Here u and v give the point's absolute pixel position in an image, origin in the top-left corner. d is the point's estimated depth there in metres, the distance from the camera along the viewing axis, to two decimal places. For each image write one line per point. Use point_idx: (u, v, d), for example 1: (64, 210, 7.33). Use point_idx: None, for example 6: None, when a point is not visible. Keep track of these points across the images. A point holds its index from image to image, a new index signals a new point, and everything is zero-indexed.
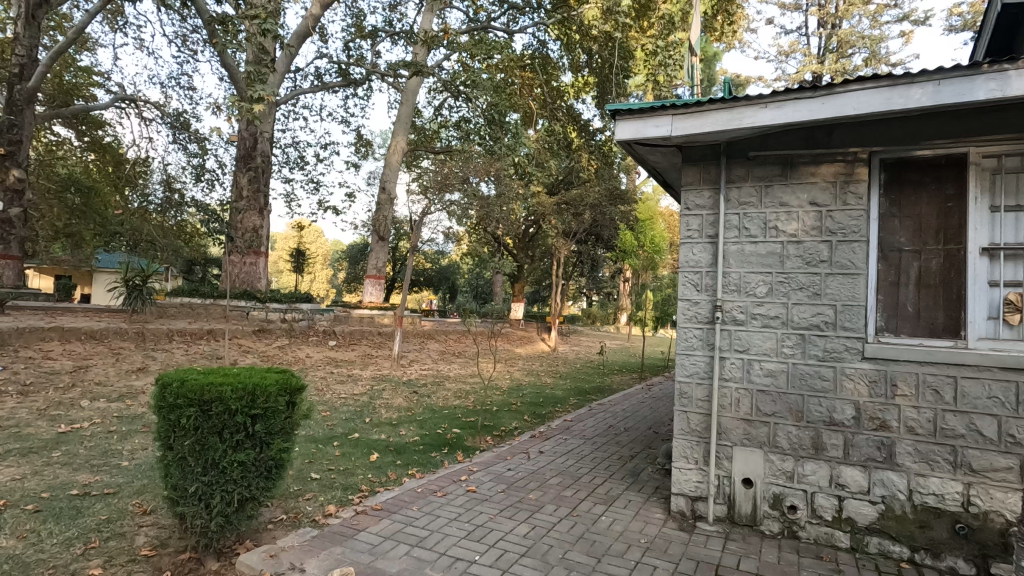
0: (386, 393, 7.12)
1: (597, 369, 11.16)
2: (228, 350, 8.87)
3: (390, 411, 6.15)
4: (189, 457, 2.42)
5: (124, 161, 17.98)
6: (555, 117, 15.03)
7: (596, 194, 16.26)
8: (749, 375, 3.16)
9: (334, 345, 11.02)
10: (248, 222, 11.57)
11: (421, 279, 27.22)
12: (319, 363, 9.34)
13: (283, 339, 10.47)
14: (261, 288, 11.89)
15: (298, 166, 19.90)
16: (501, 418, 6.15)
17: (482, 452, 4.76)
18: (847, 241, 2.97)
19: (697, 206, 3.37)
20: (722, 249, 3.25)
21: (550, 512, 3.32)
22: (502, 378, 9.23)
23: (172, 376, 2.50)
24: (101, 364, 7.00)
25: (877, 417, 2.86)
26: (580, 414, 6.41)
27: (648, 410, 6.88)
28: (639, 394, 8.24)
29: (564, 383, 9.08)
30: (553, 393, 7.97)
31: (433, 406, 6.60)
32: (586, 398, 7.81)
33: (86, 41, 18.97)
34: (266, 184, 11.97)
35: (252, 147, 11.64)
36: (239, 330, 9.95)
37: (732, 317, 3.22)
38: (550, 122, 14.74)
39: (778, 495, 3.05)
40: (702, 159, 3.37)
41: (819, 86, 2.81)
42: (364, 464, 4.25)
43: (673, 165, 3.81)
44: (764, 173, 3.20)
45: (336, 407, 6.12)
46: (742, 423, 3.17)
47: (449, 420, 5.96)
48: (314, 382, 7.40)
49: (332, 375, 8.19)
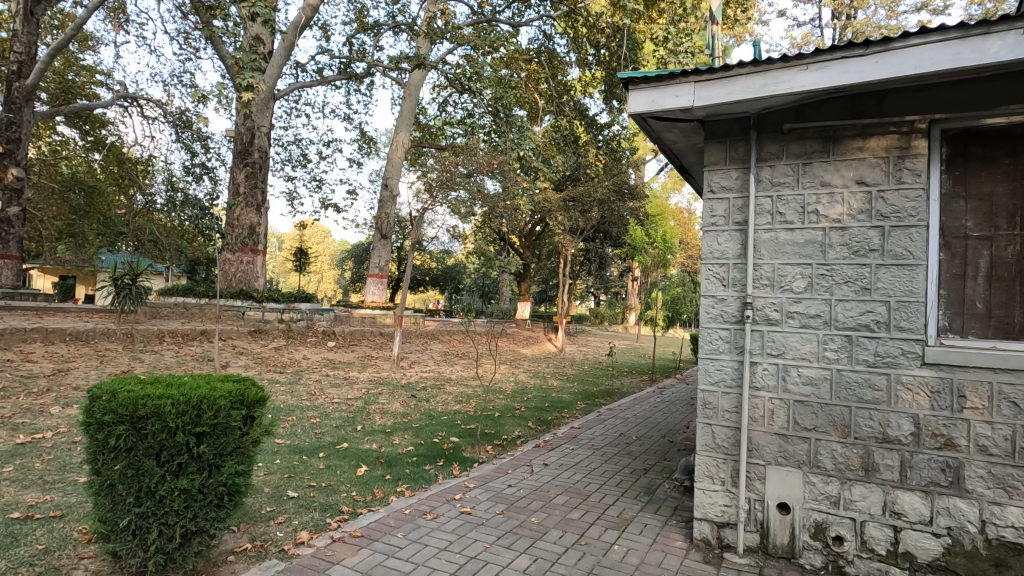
0: (382, 397, 6.73)
1: (606, 371, 10.73)
2: (221, 352, 8.51)
3: (385, 418, 5.76)
4: (120, 484, 2.03)
5: (126, 160, 17.76)
6: (562, 112, 14.59)
7: (605, 190, 15.80)
8: (785, 383, 2.72)
9: (333, 346, 10.66)
10: (245, 219, 11.25)
11: (426, 278, 26.90)
12: (316, 364, 8.97)
13: (280, 340, 10.12)
14: (259, 287, 11.56)
15: (301, 164, 19.65)
16: (503, 425, 5.74)
17: (480, 464, 4.34)
18: (902, 227, 2.53)
19: (723, 188, 2.93)
20: (752, 237, 2.81)
21: (554, 539, 2.90)
22: (506, 379, 8.84)
23: (104, 386, 2.10)
24: (84, 367, 6.66)
25: (941, 433, 2.42)
26: (588, 420, 5.98)
27: (661, 415, 6.44)
28: (651, 397, 7.80)
29: (571, 385, 8.67)
30: (560, 397, 7.58)
31: (431, 411, 6.20)
32: (595, 401, 7.40)
33: (88, 38, 18.79)
34: (264, 180, 11.64)
35: (249, 142, 11.31)
36: (234, 330, 9.61)
37: (764, 316, 2.78)
38: (557, 116, 14.32)
39: (820, 523, 2.62)
40: (727, 135, 2.93)
41: (872, 42, 2.36)
42: (350, 479, 3.85)
43: (692, 144, 3.38)
44: (802, 148, 2.76)
45: (327, 414, 5.74)
46: (777, 439, 2.73)
47: (448, 427, 5.55)
48: (307, 386, 7.03)
49: (329, 378, 7.83)
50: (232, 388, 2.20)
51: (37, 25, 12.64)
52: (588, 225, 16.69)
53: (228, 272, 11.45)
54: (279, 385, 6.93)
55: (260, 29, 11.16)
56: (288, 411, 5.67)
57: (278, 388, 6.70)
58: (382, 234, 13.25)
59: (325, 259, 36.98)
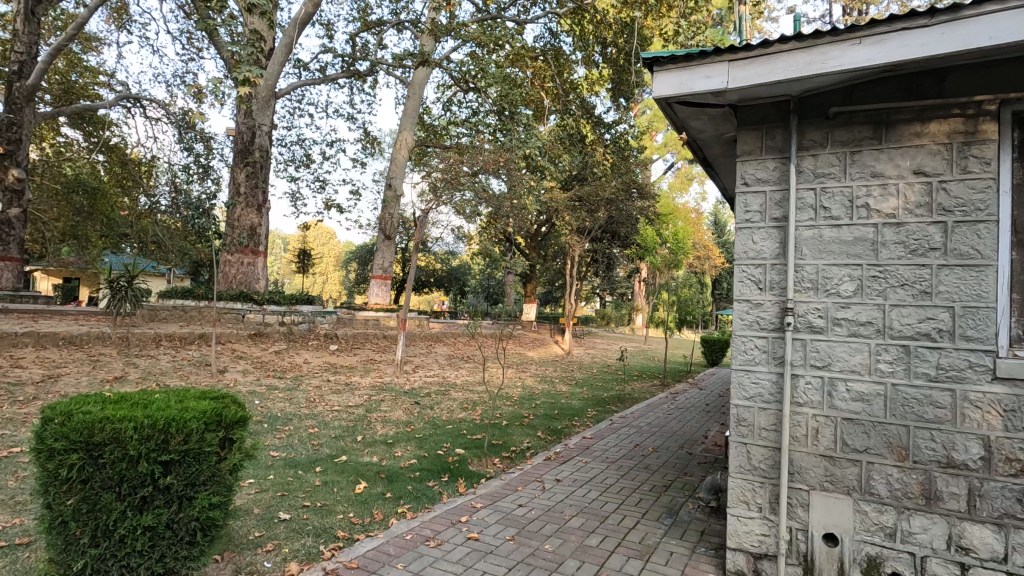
0: (383, 404, 6.44)
1: (615, 374, 10.42)
2: (219, 356, 8.27)
3: (386, 427, 5.48)
4: (72, 521, 1.74)
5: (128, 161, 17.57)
6: (568, 111, 14.26)
7: (612, 190, 15.49)
8: (832, 399, 2.42)
9: (335, 349, 10.41)
10: (246, 220, 11.01)
11: (431, 279, 26.64)
12: (317, 369, 8.71)
13: (281, 343, 9.87)
14: (259, 289, 11.32)
15: (304, 164, 19.43)
16: (511, 435, 5.45)
17: (487, 479, 4.05)
18: (968, 222, 2.22)
19: (759, 180, 2.63)
20: (792, 235, 2.51)
21: (572, 571, 2.60)
22: (512, 385, 8.56)
23: (59, 407, 1.81)
24: (75, 373, 6.41)
25: (1016, 459, 2.12)
26: (600, 430, 5.68)
27: (676, 424, 6.13)
28: (664, 404, 7.49)
29: (580, 391, 8.36)
30: (570, 403, 7.28)
31: (436, 420, 5.92)
32: (606, 408, 7.09)
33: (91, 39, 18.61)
34: (265, 180, 11.40)
35: (250, 140, 11.11)
36: (233, 334, 9.36)
37: (807, 323, 2.48)
38: (563, 115, 14.04)
39: (873, 558, 2.32)
40: (764, 121, 2.63)
41: (939, 10, 2.06)
42: (347, 498, 3.56)
43: (720, 132, 3.08)
44: (849, 135, 2.46)
45: (327, 423, 5.47)
46: (823, 461, 2.43)
47: (453, 437, 5.26)
48: (307, 393, 6.75)
49: (329, 383, 7.56)
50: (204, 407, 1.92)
51: (38, 26, 12.44)
52: (595, 225, 16.39)
53: (228, 274, 11.20)
54: (277, 391, 6.66)
55: (261, 26, 10.92)
56: (285, 420, 5.39)
57: (276, 395, 6.43)
58: (386, 234, 12.97)
59: (329, 261, 36.75)
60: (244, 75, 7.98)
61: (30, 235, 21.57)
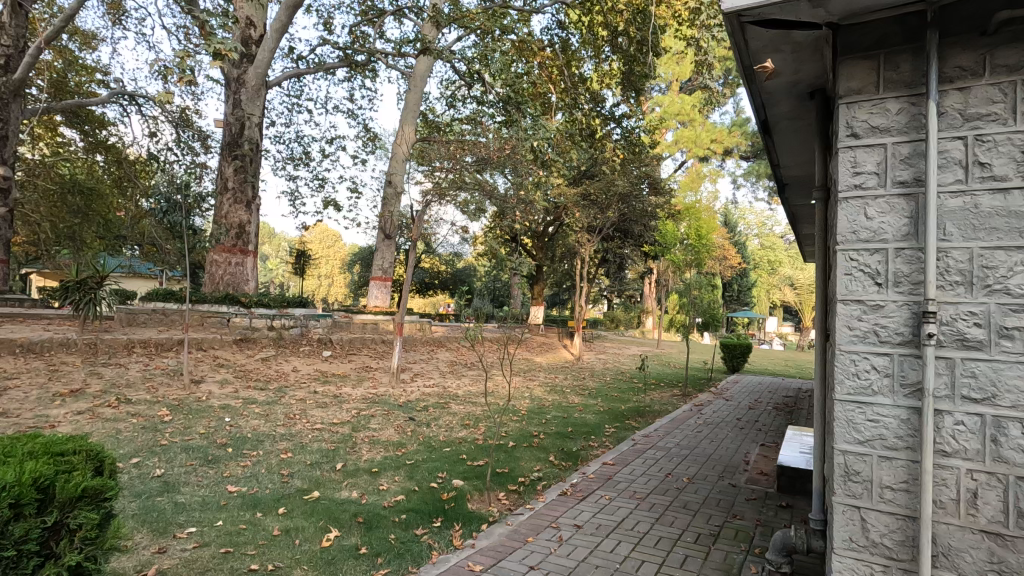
0: (373, 421, 5.66)
1: (631, 383, 9.59)
2: (197, 366, 7.52)
3: (373, 451, 4.71)
4: None
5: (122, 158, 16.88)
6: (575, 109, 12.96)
7: (623, 187, 14.67)
8: (999, 448, 1.63)
9: (328, 355, 9.65)
10: (234, 217, 10.31)
11: (435, 281, 25.85)
12: (305, 378, 7.94)
13: (270, 350, 9.13)
14: (248, 290, 10.59)
15: (303, 162, 18.77)
16: (519, 459, 4.66)
17: (489, 525, 3.26)
18: None
19: (876, 128, 1.84)
20: (931, 206, 1.72)
21: None
22: (520, 395, 7.76)
23: None
24: (25, 386, 5.64)
25: None
26: (622, 453, 4.88)
27: (709, 444, 5.31)
28: (690, 418, 6.67)
29: (594, 403, 7.54)
30: (585, 418, 6.48)
31: (432, 440, 5.14)
32: (625, 424, 6.29)
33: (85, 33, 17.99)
34: (256, 174, 10.69)
35: (238, 133, 10.43)
36: (216, 340, 8.64)
37: (957, 334, 1.68)
38: (572, 108, 13.25)
39: None
40: (881, 44, 1.84)
41: None
42: (310, 557, 2.77)
43: (800, 72, 2.28)
44: (1020, 55, 1.66)
45: (307, 446, 4.69)
46: (987, 540, 1.63)
47: (450, 464, 4.46)
48: (288, 408, 5.98)
49: (316, 396, 6.77)
50: (73, 459, 1.74)
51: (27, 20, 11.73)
52: (605, 223, 15.58)
53: (214, 275, 10.47)
54: (254, 406, 5.89)
55: (250, 10, 10.22)
56: (256, 443, 4.61)
57: (251, 412, 5.65)
58: (386, 234, 12.20)
59: (332, 264, 36.04)
60: (214, 48, 7.24)
61: (26, 238, 21.01)
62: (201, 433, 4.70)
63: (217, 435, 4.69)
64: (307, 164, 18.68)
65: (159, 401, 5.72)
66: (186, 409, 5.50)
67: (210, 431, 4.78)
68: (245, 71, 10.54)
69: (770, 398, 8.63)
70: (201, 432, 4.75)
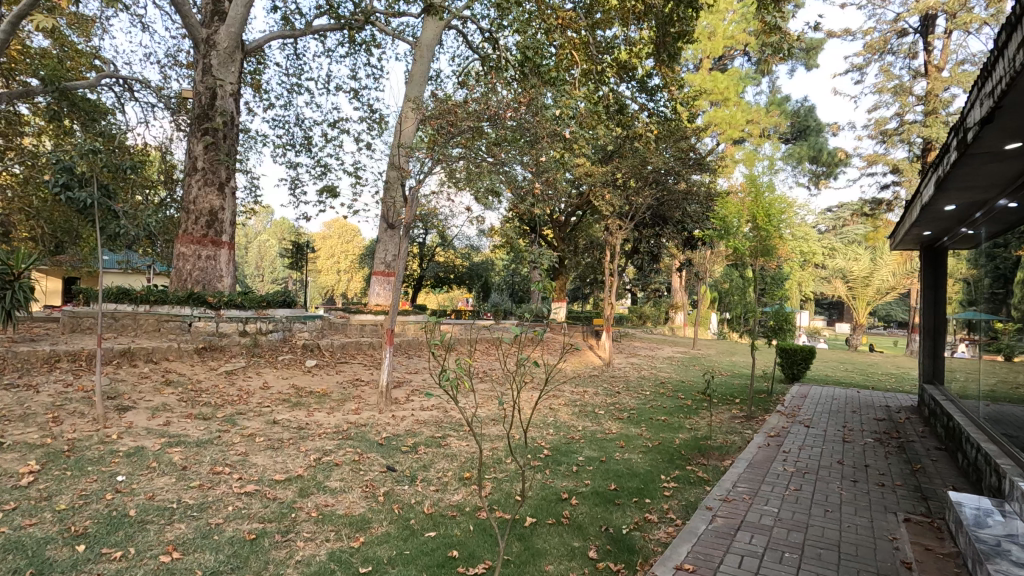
0: (333, 476, 3.99)
1: (677, 400, 7.79)
2: (133, 386, 5.94)
3: (316, 542, 3.04)
4: None
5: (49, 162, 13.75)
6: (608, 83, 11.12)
7: (658, 165, 12.76)
8: None
9: (313, 365, 8.11)
10: (204, 202, 8.80)
11: (450, 276, 24.17)
12: (270, 399, 6.33)
13: (239, 360, 7.58)
14: (222, 288, 9.01)
15: (304, 148, 17.20)
16: (542, 559, 2.95)
17: None
18: None
19: None
20: None
21: None
22: (543, 422, 6.06)
23: None
24: None
25: None
26: (702, 544, 3.13)
27: (828, 522, 3.53)
28: (775, 460, 4.90)
29: (638, 434, 5.80)
30: (630, 464, 4.72)
31: (411, 515, 3.45)
32: (689, 473, 4.54)
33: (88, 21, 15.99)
34: (232, 154, 9.16)
35: (209, 103, 8.90)
36: (172, 350, 7.13)
37: None
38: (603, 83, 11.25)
39: None
40: None
41: None
42: None
43: None
44: None
45: (218, 532, 3.06)
46: None
47: (430, 571, 2.76)
48: (221, 452, 4.34)
49: (273, 429, 5.14)
50: None
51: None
52: (637, 209, 13.68)
53: (180, 271, 8.80)
54: (174, 451, 4.26)
55: None
56: (135, 529, 2.98)
57: (165, 461, 4.02)
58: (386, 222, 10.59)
59: (350, 259, 34.60)
60: None
61: None
62: (56, 513, 3.09)
63: (80, 515, 3.08)
64: (309, 151, 17.12)
65: (44, 445, 4.14)
66: (73, 459, 3.91)
67: (75, 507, 3.17)
68: (216, 31, 8.98)
69: (860, 422, 6.76)
70: (59, 508, 3.14)
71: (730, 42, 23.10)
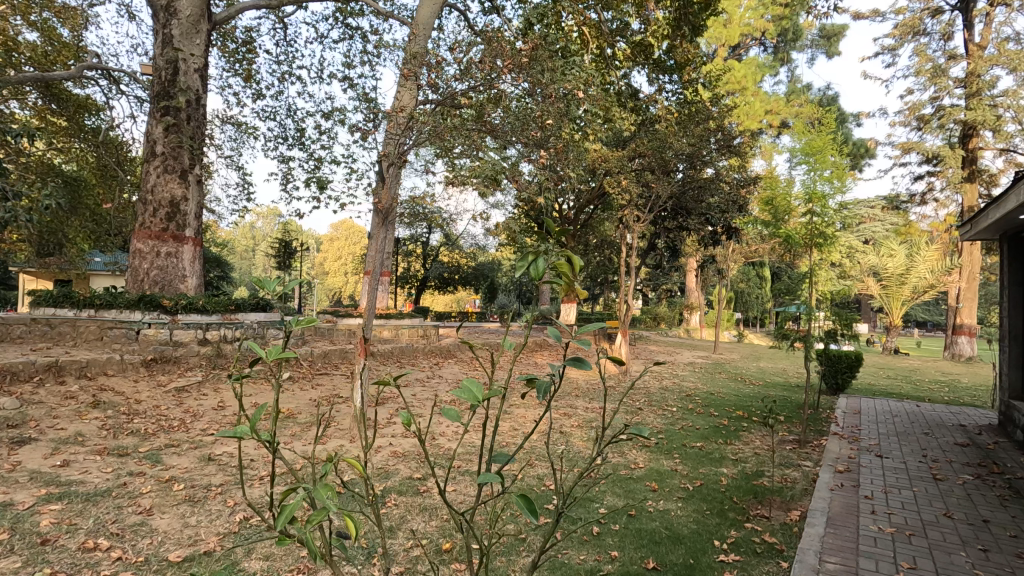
0: (257, 552, 2.85)
1: (712, 420, 6.58)
2: (48, 411, 4.83)
3: None
4: None
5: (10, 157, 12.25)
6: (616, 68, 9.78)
7: (680, 151, 11.54)
8: None
9: (284, 379, 6.97)
10: (164, 191, 7.69)
11: (456, 276, 22.87)
12: (220, 424, 5.21)
13: (195, 375, 6.47)
14: (186, 289, 7.92)
15: (296, 141, 16.15)
16: None
17: None
18: None
19: None
20: None
21: None
22: (552, 454, 4.86)
23: None
24: None
25: None
26: None
27: None
28: (865, 516, 3.63)
29: (673, 470, 4.60)
30: (669, 520, 3.53)
31: None
32: (757, 538, 3.30)
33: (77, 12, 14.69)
34: (197, 137, 8.08)
35: (170, 79, 7.81)
36: (113, 362, 6.02)
37: None
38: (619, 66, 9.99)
39: None
40: None
41: None
42: None
43: None
44: None
45: None
46: None
47: None
48: (115, 511, 3.18)
49: (203, 470, 3.99)
50: None
51: None
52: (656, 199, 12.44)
53: (137, 271, 7.69)
54: (49, 510, 3.12)
55: None
56: None
57: (23, 530, 2.86)
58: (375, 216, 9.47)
59: (355, 260, 33.48)
60: None
61: None
62: None
63: None
64: (301, 144, 16.08)
65: None
66: None
67: None
68: None
69: (942, 450, 5.49)
70: None
71: (749, 28, 21.77)
